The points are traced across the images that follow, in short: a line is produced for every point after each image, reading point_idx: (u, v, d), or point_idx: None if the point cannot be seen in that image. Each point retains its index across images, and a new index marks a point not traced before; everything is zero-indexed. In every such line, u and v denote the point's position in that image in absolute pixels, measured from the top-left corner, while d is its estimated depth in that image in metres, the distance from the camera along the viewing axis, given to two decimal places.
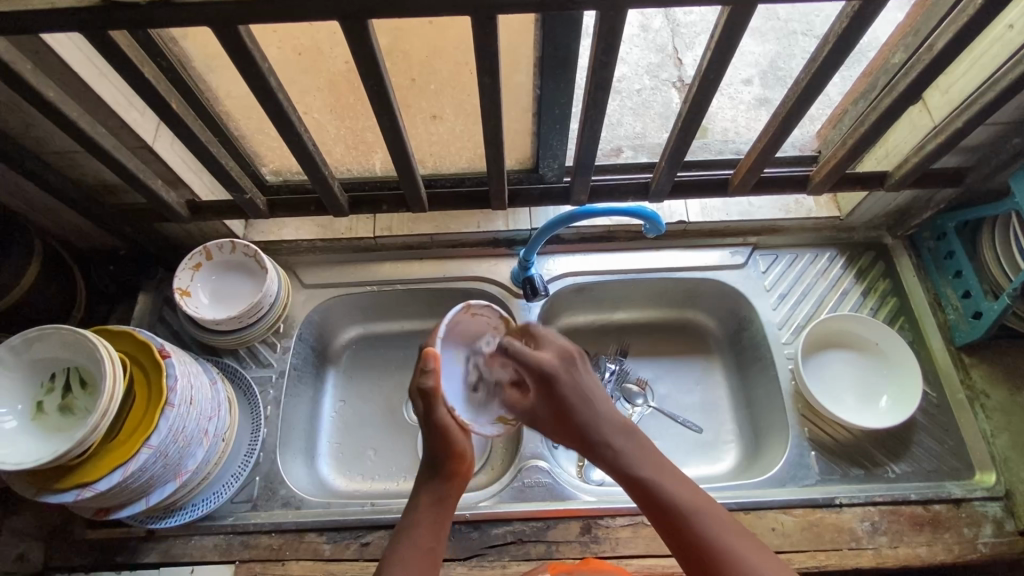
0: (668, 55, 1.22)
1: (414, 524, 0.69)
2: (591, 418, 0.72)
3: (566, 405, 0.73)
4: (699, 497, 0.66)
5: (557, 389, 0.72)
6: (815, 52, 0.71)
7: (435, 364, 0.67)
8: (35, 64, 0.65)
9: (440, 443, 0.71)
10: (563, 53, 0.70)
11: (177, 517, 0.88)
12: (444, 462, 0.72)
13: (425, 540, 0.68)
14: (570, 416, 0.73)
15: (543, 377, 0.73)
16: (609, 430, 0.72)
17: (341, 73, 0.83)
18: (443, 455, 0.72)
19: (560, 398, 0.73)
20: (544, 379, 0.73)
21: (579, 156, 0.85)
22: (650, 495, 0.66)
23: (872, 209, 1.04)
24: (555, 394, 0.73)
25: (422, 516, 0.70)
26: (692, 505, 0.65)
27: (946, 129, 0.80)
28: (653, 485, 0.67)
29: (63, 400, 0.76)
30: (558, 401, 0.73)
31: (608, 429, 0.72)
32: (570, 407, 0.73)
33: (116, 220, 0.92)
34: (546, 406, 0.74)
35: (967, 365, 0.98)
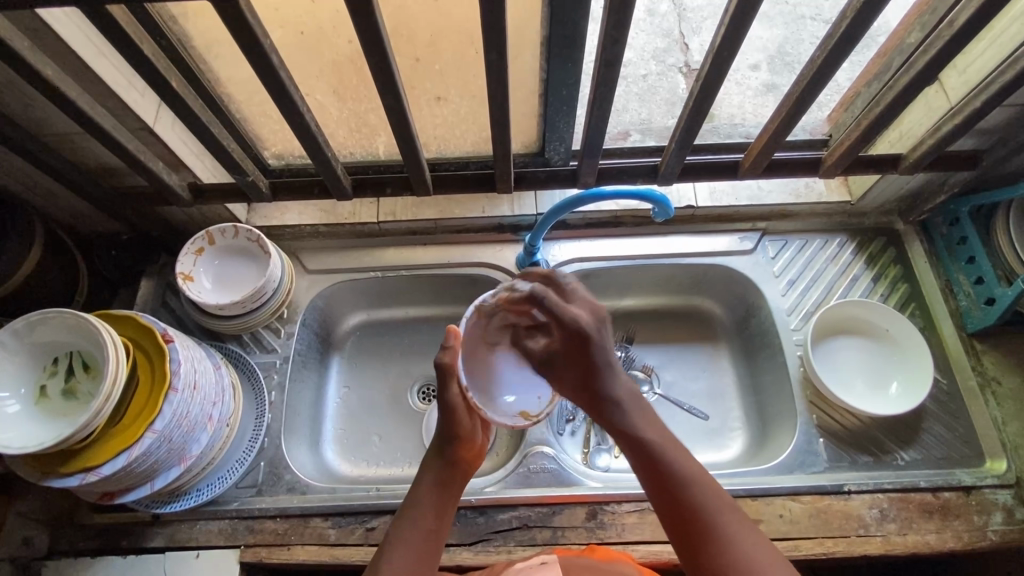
0: (674, 40, 1.21)
1: (417, 501, 0.70)
2: (612, 380, 0.70)
3: (590, 363, 0.70)
4: (708, 480, 0.65)
5: (586, 350, 0.70)
6: (830, 29, 0.69)
7: (455, 342, 0.73)
8: (32, 42, 0.64)
9: (449, 424, 0.74)
10: (571, 31, 0.68)
11: (181, 502, 0.88)
12: (448, 442, 0.74)
13: (428, 519, 0.68)
14: (589, 375, 0.70)
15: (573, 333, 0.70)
16: (625, 399, 0.70)
17: (344, 54, 0.82)
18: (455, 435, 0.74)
19: (586, 353, 0.70)
20: (572, 335, 0.70)
21: (587, 138, 0.84)
22: (657, 469, 0.65)
23: (884, 194, 1.02)
24: (580, 348, 0.70)
25: (427, 489, 0.71)
26: (698, 485, 0.64)
27: (963, 110, 0.78)
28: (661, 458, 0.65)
29: (67, 384, 0.76)
30: (581, 359, 0.70)
31: (625, 399, 0.70)
32: (594, 370, 0.70)
33: (117, 203, 0.91)
34: (567, 360, 0.71)
35: (979, 352, 0.97)
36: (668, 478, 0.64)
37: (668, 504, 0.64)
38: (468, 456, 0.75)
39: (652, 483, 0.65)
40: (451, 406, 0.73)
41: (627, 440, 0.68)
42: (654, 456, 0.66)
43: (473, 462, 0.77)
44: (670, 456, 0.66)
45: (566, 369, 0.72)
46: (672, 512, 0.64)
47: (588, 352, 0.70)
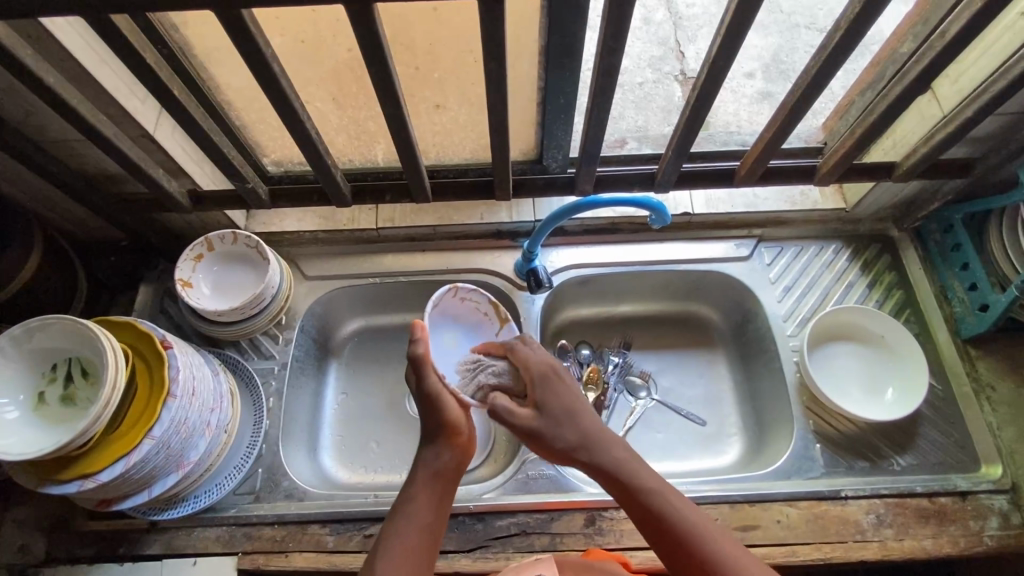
0: (670, 49, 1.22)
1: (407, 504, 0.69)
2: (588, 428, 0.72)
3: (563, 409, 0.73)
4: (700, 517, 0.66)
5: (549, 396, 0.74)
6: (825, 38, 0.70)
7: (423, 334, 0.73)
8: (35, 50, 0.64)
9: (434, 412, 0.74)
10: (570, 41, 0.69)
11: (178, 509, 0.87)
12: (437, 432, 0.74)
13: (415, 521, 0.67)
14: (566, 426, 0.72)
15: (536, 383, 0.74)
16: (609, 446, 0.71)
17: (344, 62, 0.82)
18: (438, 426, 0.74)
19: (556, 399, 0.73)
20: (540, 380, 0.74)
21: (585, 145, 0.84)
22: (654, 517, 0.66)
23: (878, 201, 1.03)
24: (549, 393, 0.74)
25: (418, 493, 0.70)
26: (692, 523, 0.65)
27: (955, 119, 0.79)
28: (653, 503, 0.66)
29: (65, 391, 0.76)
30: (553, 410, 0.73)
31: (609, 446, 0.71)
32: (569, 416, 0.72)
33: (116, 210, 0.91)
34: (543, 413, 0.72)
35: (973, 358, 0.98)
36: (664, 524, 0.65)
37: (670, 551, 0.64)
38: (453, 447, 0.74)
39: (652, 532, 0.66)
40: (427, 394, 0.74)
41: (618, 491, 0.69)
42: (647, 501, 0.67)
43: (464, 457, 0.75)
44: (659, 500, 0.66)
45: (547, 423, 0.72)
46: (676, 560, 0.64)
47: (558, 397, 0.74)
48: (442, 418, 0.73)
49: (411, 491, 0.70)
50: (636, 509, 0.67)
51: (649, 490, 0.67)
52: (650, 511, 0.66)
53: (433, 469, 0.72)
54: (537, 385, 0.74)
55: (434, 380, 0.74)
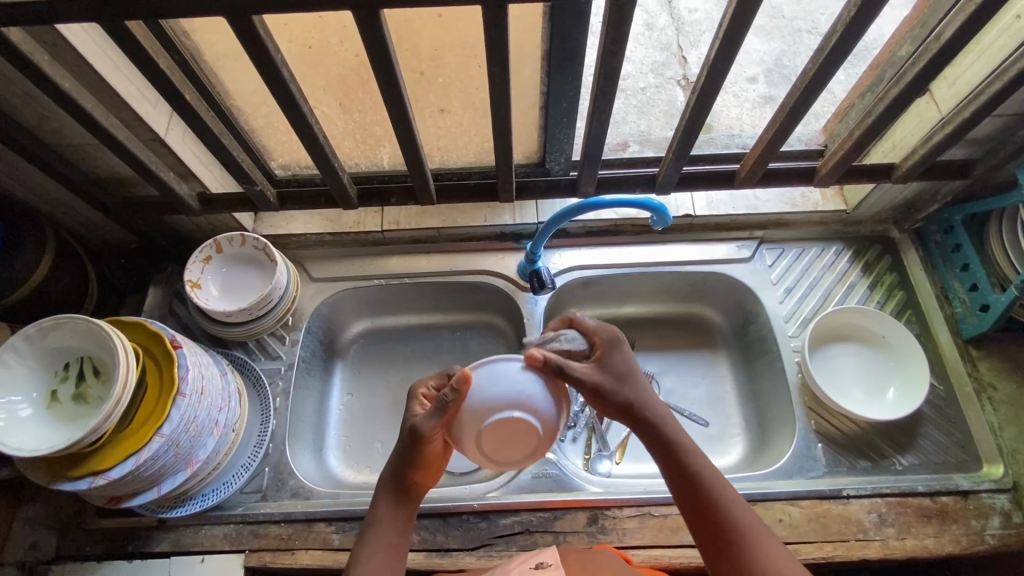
0: (673, 54, 1.24)
1: (377, 523, 0.70)
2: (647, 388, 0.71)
3: (630, 370, 0.71)
4: (732, 489, 0.66)
5: (620, 353, 0.72)
6: (822, 42, 0.71)
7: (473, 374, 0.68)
8: (51, 56, 0.66)
9: (415, 451, 0.70)
10: (572, 46, 0.71)
11: (186, 507, 0.89)
12: (411, 468, 0.70)
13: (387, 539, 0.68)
14: (630, 385, 0.71)
15: (609, 340, 0.72)
16: (658, 407, 0.71)
17: (350, 68, 0.84)
18: (417, 463, 0.70)
19: (624, 359, 0.72)
20: (611, 344, 0.72)
21: (587, 149, 0.86)
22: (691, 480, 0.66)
23: (878, 203, 1.04)
24: (619, 355, 0.72)
25: (387, 513, 0.70)
26: (726, 496, 0.65)
27: (953, 120, 0.81)
28: (689, 466, 0.67)
29: (77, 389, 0.78)
30: (623, 366, 0.71)
31: (657, 408, 0.71)
32: (631, 377, 0.71)
33: (127, 213, 0.93)
34: (610, 370, 0.71)
35: (975, 358, 0.98)
36: (696, 489, 0.66)
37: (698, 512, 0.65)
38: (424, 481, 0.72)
39: (681, 492, 0.67)
40: (416, 434, 0.68)
41: (656, 447, 0.69)
42: (683, 464, 0.67)
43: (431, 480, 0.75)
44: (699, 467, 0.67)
45: (614, 380, 0.70)
46: (700, 523, 0.65)
47: (626, 360, 0.72)
48: (422, 454, 0.70)
49: (380, 513, 0.70)
50: (671, 467, 0.68)
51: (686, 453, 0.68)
52: (687, 474, 0.66)
53: (406, 491, 0.71)
54: (607, 346, 0.72)
55: (430, 423, 0.68)
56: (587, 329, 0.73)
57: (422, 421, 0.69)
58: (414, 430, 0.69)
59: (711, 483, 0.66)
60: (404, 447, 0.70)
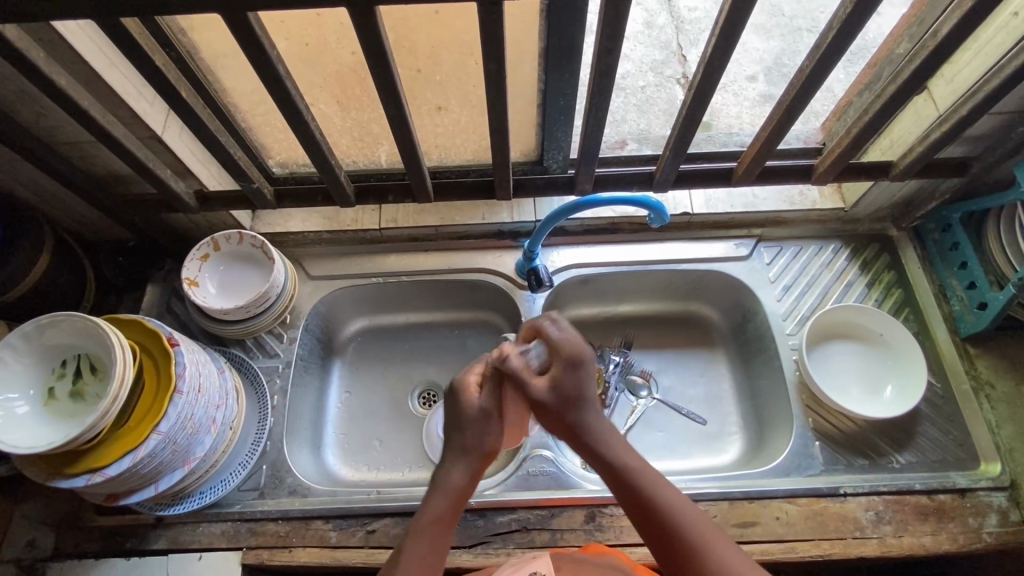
0: (673, 52, 1.24)
1: (428, 522, 0.65)
2: (591, 407, 0.66)
3: (581, 393, 0.66)
4: (683, 499, 0.64)
5: (578, 377, 0.66)
6: (819, 38, 0.71)
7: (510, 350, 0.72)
8: (47, 53, 0.66)
9: (486, 433, 0.67)
10: (568, 43, 0.70)
11: (184, 504, 0.89)
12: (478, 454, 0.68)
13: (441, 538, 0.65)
14: (575, 408, 0.66)
15: (570, 360, 0.65)
16: (600, 425, 0.67)
17: (347, 65, 0.84)
18: (484, 451, 0.68)
19: (576, 380, 0.66)
20: (568, 365, 0.66)
21: (584, 147, 0.86)
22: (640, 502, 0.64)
23: (876, 201, 1.04)
24: (573, 377, 0.66)
25: (442, 509, 0.66)
26: (679, 510, 0.63)
27: (950, 118, 0.80)
28: (638, 484, 0.64)
29: (74, 386, 0.78)
30: (574, 391, 0.65)
31: (599, 427, 0.67)
32: (581, 401, 0.66)
33: (124, 210, 0.93)
34: (560, 390, 0.65)
35: (972, 356, 0.98)
36: (648, 506, 0.63)
37: (652, 533, 0.63)
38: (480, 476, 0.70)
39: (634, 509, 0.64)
40: (488, 414, 0.67)
41: (600, 465, 0.66)
42: (632, 481, 0.64)
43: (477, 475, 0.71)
44: (647, 485, 0.64)
45: (560, 402, 0.65)
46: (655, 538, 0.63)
47: (580, 382, 0.66)
48: (489, 441, 0.68)
49: (437, 513, 0.66)
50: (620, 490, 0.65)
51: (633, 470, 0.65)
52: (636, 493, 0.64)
53: (464, 487, 0.67)
54: (564, 367, 0.65)
55: (498, 402, 0.68)
56: (551, 342, 0.67)
57: (491, 402, 0.68)
58: (485, 412, 0.67)
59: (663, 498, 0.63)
60: (469, 433, 0.67)
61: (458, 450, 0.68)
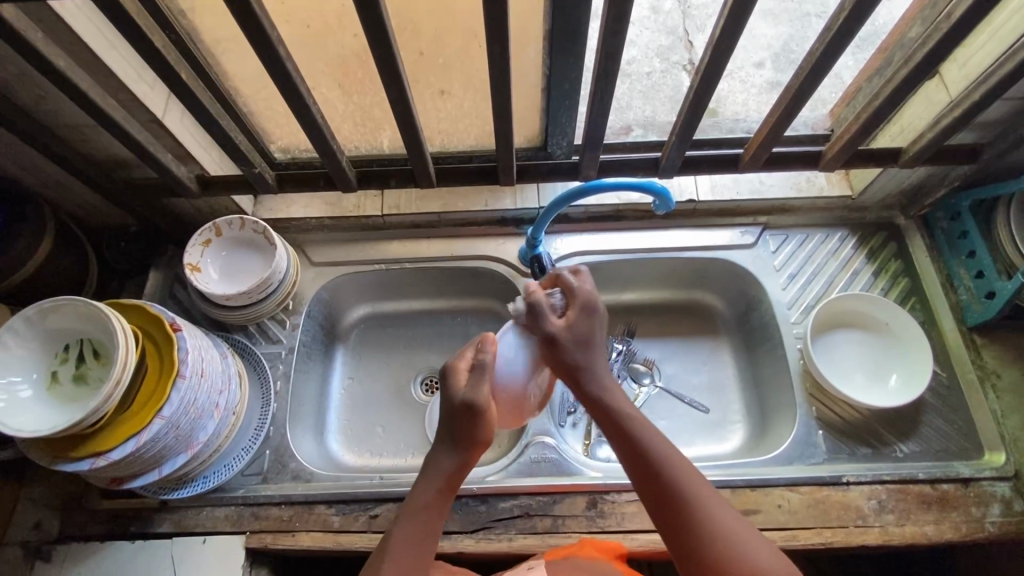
0: (679, 38, 1.22)
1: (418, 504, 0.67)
2: (597, 352, 0.74)
3: (591, 337, 0.73)
4: (673, 452, 0.67)
5: (591, 322, 0.74)
6: (829, 21, 0.70)
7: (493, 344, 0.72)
8: (45, 34, 0.66)
9: (472, 423, 0.67)
10: (573, 26, 0.69)
11: (188, 489, 0.89)
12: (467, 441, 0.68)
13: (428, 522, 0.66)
14: (582, 350, 0.73)
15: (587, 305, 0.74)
16: (599, 372, 0.73)
17: (349, 48, 0.83)
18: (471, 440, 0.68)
19: (588, 325, 0.73)
20: (585, 310, 0.74)
21: (589, 131, 0.84)
22: (628, 443, 0.68)
23: (884, 188, 1.02)
24: (587, 321, 0.73)
25: (435, 495, 0.67)
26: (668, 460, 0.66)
27: (962, 104, 0.79)
28: (629, 428, 0.68)
29: (77, 370, 0.78)
30: (583, 333, 0.73)
31: (600, 373, 0.73)
32: (589, 345, 0.73)
33: (126, 195, 0.92)
34: (573, 331, 0.73)
35: (979, 347, 0.97)
36: (639, 452, 0.66)
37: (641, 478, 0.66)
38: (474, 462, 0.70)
39: (624, 456, 0.68)
40: (474, 404, 0.66)
41: (597, 412, 0.71)
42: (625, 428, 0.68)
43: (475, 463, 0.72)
44: (638, 429, 0.68)
45: (571, 342, 0.72)
46: (648, 484, 0.65)
47: (591, 329, 0.74)
48: (479, 432, 0.67)
49: (426, 499, 0.67)
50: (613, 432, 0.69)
51: (625, 418, 0.69)
52: (625, 434, 0.68)
53: (453, 475, 0.68)
54: (580, 310, 0.74)
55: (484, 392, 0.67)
56: (569, 288, 0.75)
57: (476, 394, 0.67)
58: (468, 405, 0.67)
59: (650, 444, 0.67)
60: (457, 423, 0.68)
61: (451, 439, 0.68)
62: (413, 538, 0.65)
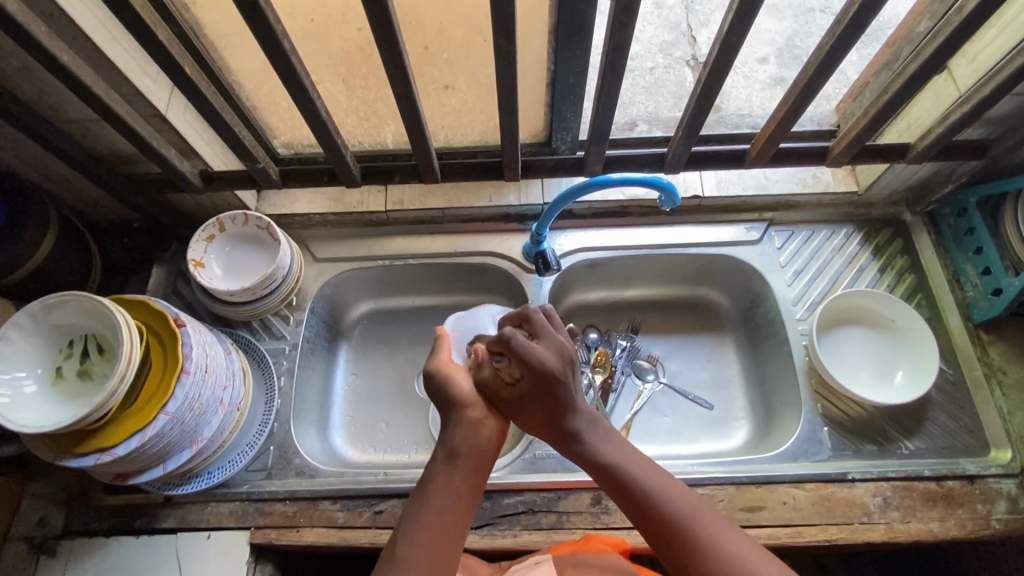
0: (682, 33, 1.20)
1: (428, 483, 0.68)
2: (575, 409, 0.72)
3: (556, 402, 0.71)
4: (667, 485, 0.68)
5: (551, 390, 0.71)
6: (839, 14, 0.69)
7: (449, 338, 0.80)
8: (48, 27, 0.65)
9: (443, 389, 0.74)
10: (580, 19, 0.69)
11: (192, 485, 0.89)
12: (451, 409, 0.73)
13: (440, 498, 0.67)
14: (551, 411, 0.72)
15: (541, 376, 0.70)
16: (586, 424, 0.72)
17: (353, 42, 0.82)
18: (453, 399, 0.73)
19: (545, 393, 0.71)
20: (538, 380, 0.70)
21: (595, 126, 0.84)
22: (621, 485, 0.68)
23: (890, 184, 1.02)
24: (542, 389, 0.71)
25: (442, 473, 0.68)
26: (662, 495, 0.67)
27: (972, 98, 0.79)
28: (626, 478, 0.68)
29: (82, 366, 0.78)
30: (547, 400, 0.71)
31: (587, 425, 0.72)
32: (560, 409, 0.71)
33: (129, 190, 0.92)
34: (531, 401, 0.72)
35: (985, 344, 0.97)
36: (633, 492, 0.67)
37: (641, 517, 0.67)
38: (477, 420, 0.72)
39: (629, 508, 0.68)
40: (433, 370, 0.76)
41: (590, 467, 0.71)
42: (623, 480, 0.68)
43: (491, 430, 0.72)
44: (629, 470, 0.69)
45: (532, 409, 0.72)
46: (647, 523, 0.66)
47: (554, 395, 0.71)
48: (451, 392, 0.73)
49: (431, 474, 0.69)
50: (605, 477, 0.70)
51: (622, 468, 0.69)
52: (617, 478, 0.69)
53: (456, 448, 0.70)
54: (534, 380, 0.71)
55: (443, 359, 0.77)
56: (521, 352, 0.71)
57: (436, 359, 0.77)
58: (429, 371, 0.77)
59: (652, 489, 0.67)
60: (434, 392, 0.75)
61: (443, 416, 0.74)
62: (427, 518, 0.65)
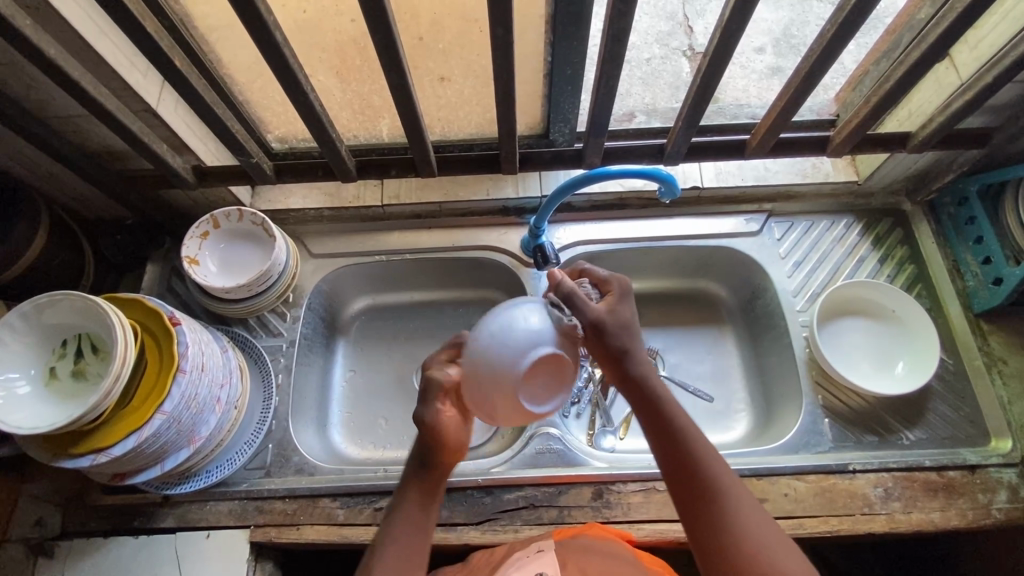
0: (679, 23, 1.19)
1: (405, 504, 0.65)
2: (639, 342, 0.68)
3: (632, 323, 0.68)
4: (717, 459, 0.65)
5: (628, 305, 0.69)
6: (840, 1, 0.68)
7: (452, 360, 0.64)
8: (33, 21, 0.64)
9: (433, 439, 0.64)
10: (577, 9, 0.68)
11: (190, 484, 0.89)
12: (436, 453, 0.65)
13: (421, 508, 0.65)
14: (627, 335, 0.67)
15: (622, 289, 0.70)
16: (645, 358, 0.69)
17: (347, 34, 0.81)
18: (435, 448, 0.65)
19: (630, 310, 0.68)
20: (621, 294, 0.70)
21: (592, 118, 0.83)
22: (672, 440, 0.65)
23: (891, 174, 1.01)
24: (627, 305, 0.69)
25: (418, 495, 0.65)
26: (712, 465, 0.64)
27: (974, 85, 0.78)
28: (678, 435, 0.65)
29: (75, 366, 0.76)
30: (624, 317, 0.68)
31: (645, 359, 0.68)
32: (630, 331, 0.68)
33: (121, 187, 0.91)
34: (616, 316, 0.67)
35: (985, 333, 0.96)
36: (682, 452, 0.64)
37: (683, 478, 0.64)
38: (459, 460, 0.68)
39: (670, 464, 0.65)
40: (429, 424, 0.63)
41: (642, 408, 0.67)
42: (677, 441, 0.65)
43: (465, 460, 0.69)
44: (684, 428, 0.66)
45: (616, 326, 0.67)
46: (689, 488, 0.64)
47: (631, 312, 0.69)
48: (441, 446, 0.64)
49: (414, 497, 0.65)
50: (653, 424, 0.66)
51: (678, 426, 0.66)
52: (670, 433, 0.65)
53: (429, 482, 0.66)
54: (618, 294, 0.69)
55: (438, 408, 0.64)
56: (600, 277, 0.72)
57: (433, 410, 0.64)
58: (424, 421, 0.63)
59: (704, 456, 0.64)
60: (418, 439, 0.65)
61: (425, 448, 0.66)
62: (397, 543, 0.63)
